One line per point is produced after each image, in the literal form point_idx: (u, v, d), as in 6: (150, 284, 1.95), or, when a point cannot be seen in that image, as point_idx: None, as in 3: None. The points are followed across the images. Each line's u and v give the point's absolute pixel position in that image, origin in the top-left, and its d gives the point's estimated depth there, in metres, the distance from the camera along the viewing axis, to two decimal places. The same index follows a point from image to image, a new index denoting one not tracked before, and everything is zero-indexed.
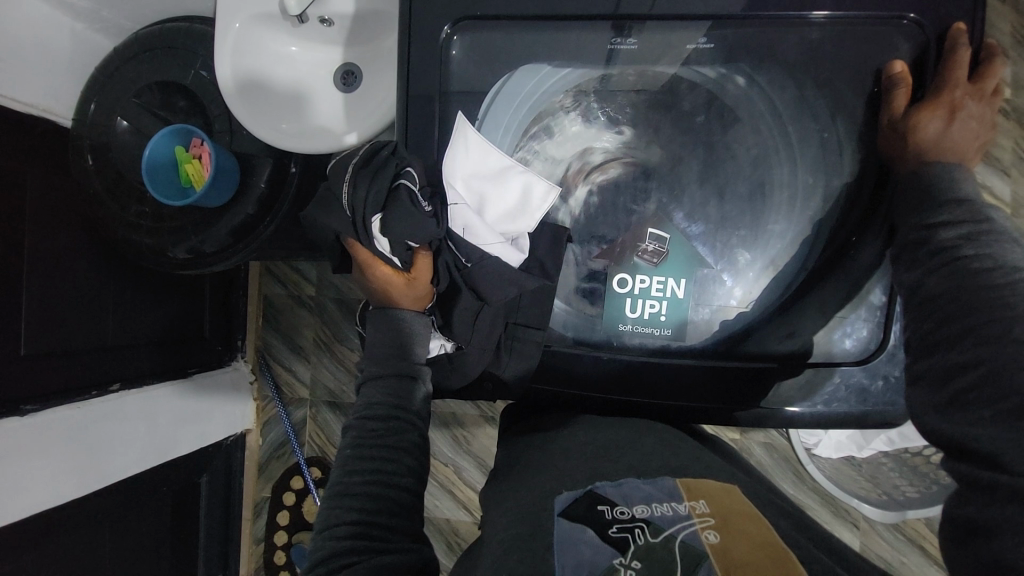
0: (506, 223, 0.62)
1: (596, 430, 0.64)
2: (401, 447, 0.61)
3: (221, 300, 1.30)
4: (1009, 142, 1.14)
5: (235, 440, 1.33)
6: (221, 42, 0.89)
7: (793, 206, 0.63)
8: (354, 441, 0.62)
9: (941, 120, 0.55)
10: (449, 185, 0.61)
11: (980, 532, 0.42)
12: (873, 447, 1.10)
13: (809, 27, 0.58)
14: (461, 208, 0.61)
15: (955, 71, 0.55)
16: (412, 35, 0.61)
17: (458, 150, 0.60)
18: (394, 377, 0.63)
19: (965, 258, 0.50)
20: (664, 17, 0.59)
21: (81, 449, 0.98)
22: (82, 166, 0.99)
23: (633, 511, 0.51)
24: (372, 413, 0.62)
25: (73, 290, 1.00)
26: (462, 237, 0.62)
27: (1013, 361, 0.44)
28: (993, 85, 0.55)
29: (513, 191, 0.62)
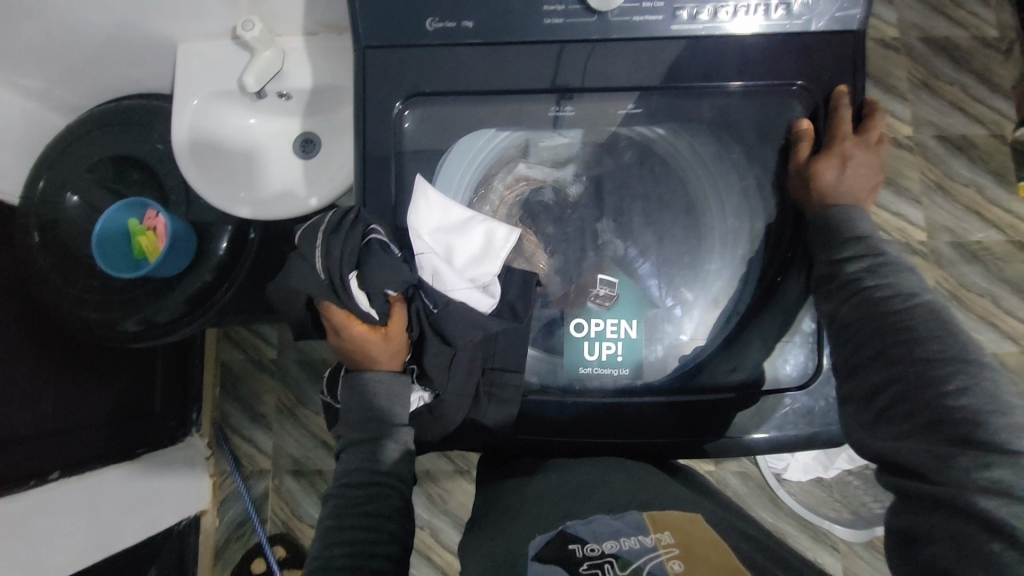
0: (474, 269, 0.63)
1: (566, 472, 0.65)
2: (383, 514, 0.60)
3: (176, 373, 1.25)
4: (917, 172, 1.31)
5: (189, 524, 1.23)
6: (178, 119, 0.91)
7: (725, 248, 0.69)
8: (332, 511, 0.60)
9: (836, 167, 0.62)
10: (416, 240, 0.63)
11: (916, 541, 0.46)
12: (837, 466, 1.17)
13: (722, 96, 0.66)
14: (429, 257, 0.62)
15: (840, 127, 0.63)
16: (368, 110, 0.66)
17: (419, 205, 0.63)
18: (373, 442, 0.62)
19: (870, 287, 0.56)
20: (595, 90, 0.66)
21: (24, 547, 0.89)
22: (26, 243, 0.97)
23: (602, 547, 0.52)
24: (352, 480, 0.61)
25: (12, 374, 0.96)
26: (432, 287, 0.62)
27: (921, 379, 0.50)
28: (877, 135, 0.64)
29: (474, 240, 0.65)
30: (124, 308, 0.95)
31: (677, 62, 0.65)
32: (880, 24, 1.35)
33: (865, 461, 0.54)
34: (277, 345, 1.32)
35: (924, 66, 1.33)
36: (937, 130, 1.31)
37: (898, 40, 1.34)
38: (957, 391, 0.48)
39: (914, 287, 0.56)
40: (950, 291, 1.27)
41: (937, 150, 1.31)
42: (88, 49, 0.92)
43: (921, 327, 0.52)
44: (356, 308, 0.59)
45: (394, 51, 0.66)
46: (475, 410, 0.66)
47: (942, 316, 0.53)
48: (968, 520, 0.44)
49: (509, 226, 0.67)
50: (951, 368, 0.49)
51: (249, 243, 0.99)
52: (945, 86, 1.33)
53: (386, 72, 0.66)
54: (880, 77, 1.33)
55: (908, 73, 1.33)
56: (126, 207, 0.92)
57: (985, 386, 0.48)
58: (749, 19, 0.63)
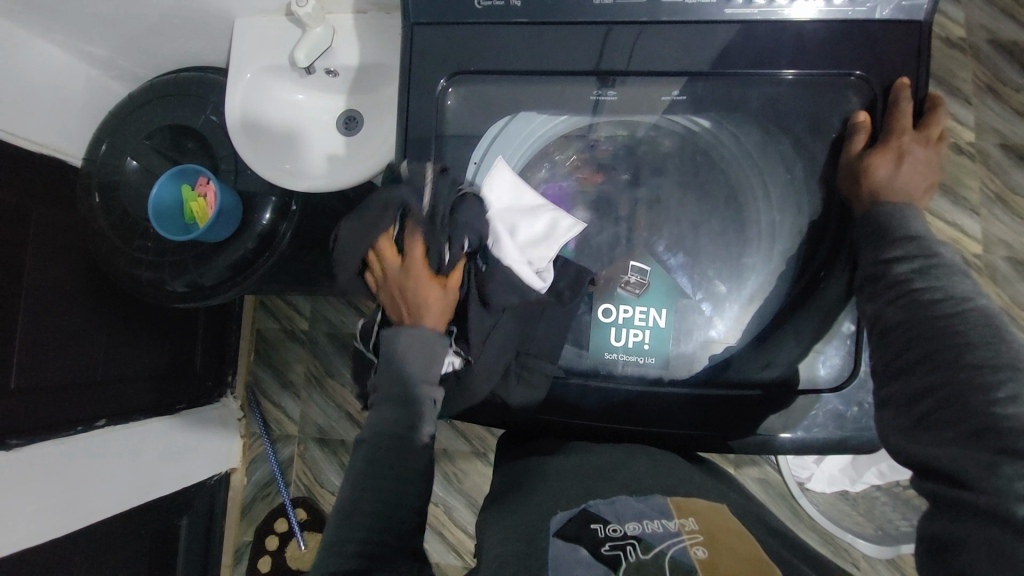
0: (533, 250, 0.65)
1: (587, 458, 0.65)
2: (412, 470, 0.61)
3: (215, 335, 1.33)
4: (976, 182, 1.23)
5: (220, 479, 1.32)
6: (231, 91, 0.95)
7: (766, 244, 0.67)
8: (364, 456, 0.61)
9: (892, 163, 0.59)
10: (486, 207, 0.65)
11: (949, 549, 0.45)
12: (864, 480, 1.13)
13: (778, 84, 0.64)
14: (495, 225, 0.64)
15: (900, 121, 0.60)
16: (411, 86, 0.67)
17: (498, 177, 0.66)
18: (410, 401, 0.62)
19: (919, 290, 0.54)
20: (642, 72, 0.65)
21: (66, 485, 0.98)
22: (88, 203, 1.04)
23: (625, 529, 0.53)
24: (385, 431, 0.61)
25: (67, 326, 1.04)
26: (491, 252, 0.64)
27: (967, 386, 0.48)
28: (938, 133, 0.60)
29: (540, 224, 0.67)
30: (172, 270, 1.01)
31: (727, 48, 0.63)
32: (948, 22, 1.26)
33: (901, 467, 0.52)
34: (309, 317, 1.37)
35: (993, 70, 1.24)
36: (1003, 138, 1.23)
37: (966, 40, 1.26)
38: (1005, 400, 0.46)
39: (968, 291, 0.53)
40: (1004, 310, 1.20)
41: (1000, 160, 1.23)
42: (151, 21, 0.97)
43: (973, 332, 0.50)
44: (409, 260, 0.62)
45: (440, 29, 0.67)
46: (499, 389, 0.67)
47: (996, 325, 0.50)
48: (1003, 528, 0.42)
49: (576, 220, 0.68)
50: (1002, 375, 0.47)
51: (289, 215, 1.02)
52: (1015, 92, 1.24)
53: (430, 49, 0.67)
54: (943, 78, 1.25)
55: (974, 76, 1.25)
56: (173, 176, 0.97)
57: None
58: (808, 4, 0.61)
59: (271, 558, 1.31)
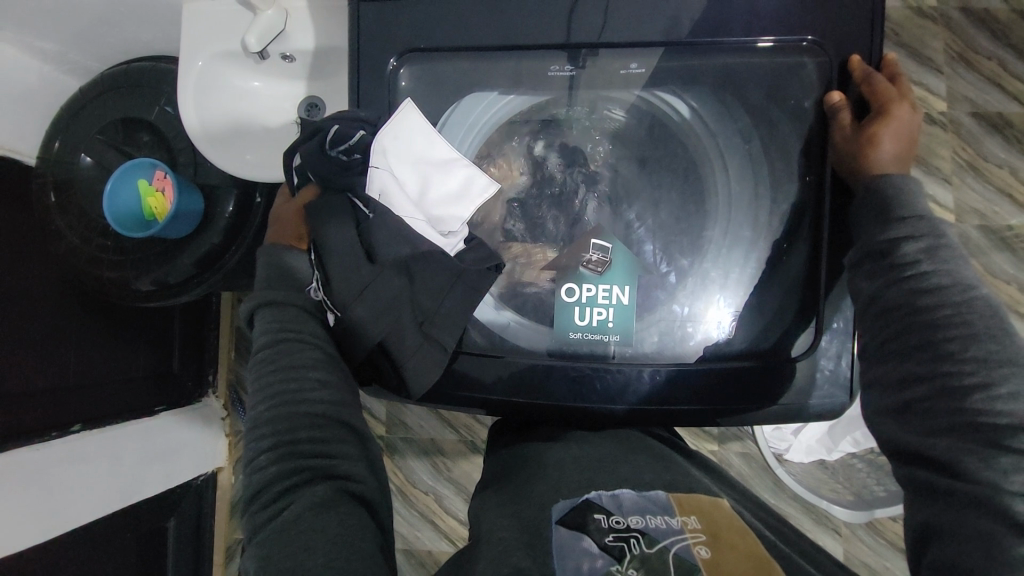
0: (435, 205, 0.66)
1: (587, 447, 0.67)
2: (303, 364, 0.59)
3: (191, 334, 1.31)
4: (949, 151, 1.23)
5: (206, 479, 1.32)
6: (184, 81, 0.91)
7: (727, 216, 0.66)
8: (255, 376, 0.60)
9: (880, 136, 0.59)
10: (380, 156, 0.64)
11: (934, 532, 0.50)
12: (840, 449, 1.16)
13: (737, 54, 0.63)
14: (381, 174, 0.64)
15: (875, 95, 0.60)
16: (362, 67, 0.65)
17: (400, 128, 0.64)
18: (284, 303, 0.63)
19: (925, 274, 0.55)
20: (614, 45, 0.64)
21: (44, 492, 0.96)
22: (44, 203, 1.00)
23: (628, 521, 0.55)
24: (267, 340, 0.61)
25: (36, 331, 1.01)
26: (377, 201, 0.65)
27: (964, 381, 0.51)
28: (910, 101, 0.61)
29: (453, 180, 0.66)
30: (136, 267, 0.98)
31: (683, 24, 0.63)
32: None
33: (888, 452, 0.56)
34: None
35: (962, 38, 1.24)
36: (974, 106, 1.23)
37: (937, 9, 1.25)
38: (1006, 397, 0.50)
39: (971, 278, 0.55)
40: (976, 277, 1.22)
41: (972, 129, 1.23)
42: (97, 10, 0.93)
43: (978, 323, 0.53)
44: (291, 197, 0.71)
45: (391, 7, 0.65)
46: (469, 378, 0.67)
47: (992, 305, 0.54)
48: (994, 520, 0.47)
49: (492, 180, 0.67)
50: (1004, 371, 0.51)
51: (254, 208, 1.01)
52: (985, 60, 1.24)
53: (382, 29, 0.65)
54: (914, 47, 1.25)
55: (945, 44, 1.25)
56: (123, 176, 0.91)
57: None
58: None
59: None
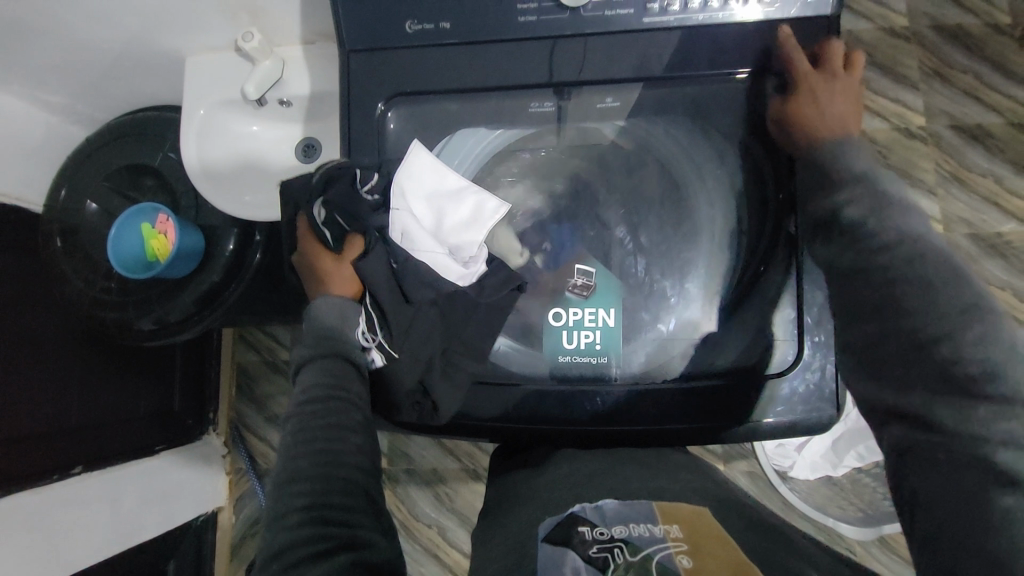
0: (452, 237, 0.68)
1: (577, 461, 0.68)
2: (346, 427, 0.59)
3: (191, 371, 1.32)
4: (931, 163, 1.27)
5: (207, 519, 1.32)
6: (185, 128, 0.95)
7: (694, 241, 0.71)
8: (294, 430, 0.59)
9: (809, 105, 0.62)
10: (397, 197, 0.66)
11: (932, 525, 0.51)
12: (846, 464, 1.14)
13: (704, 84, 0.67)
14: (402, 214, 0.67)
15: (800, 64, 0.63)
16: (351, 109, 0.68)
17: (411, 166, 0.67)
18: (333, 358, 0.63)
19: (874, 228, 0.56)
20: (598, 82, 0.67)
21: (44, 536, 0.95)
22: (50, 249, 1.03)
23: (611, 532, 0.56)
24: (312, 396, 0.61)
25: (40, 374, 1.03)
26: (400, 244, 0.67)
27: (930, 333, 0.52)
28: (836, 63, 0.63)
29: (465, 207, 0.68)
30: (138, 308, 1.01)
31: (650, 57, 0.66)
32: (888, 13, 1.32)
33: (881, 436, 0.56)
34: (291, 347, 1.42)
35: (935, 55, 1.30)
36: (952, 118, 1.28)
37: (909, 29, 1.31)
38: None
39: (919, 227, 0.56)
40: None
41: (952, 140, 1.27)
42: (105, 65, 0.99)
43: None
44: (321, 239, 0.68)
45: (376, 54, 0.68)
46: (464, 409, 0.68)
47: (946, 257, 0.54)
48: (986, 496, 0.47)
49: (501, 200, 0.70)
50: None
51: (255, 244, 1.04)
52: (960, 75, 1.29)
53: (370, 74, 0.68)
54: (890, 65, 1.31)
55: (919, 62, 1.30)
56: (123, 226, 0.95)
57: (994, 341, 0.50)
58: (747, 9, 0.64)
59: None
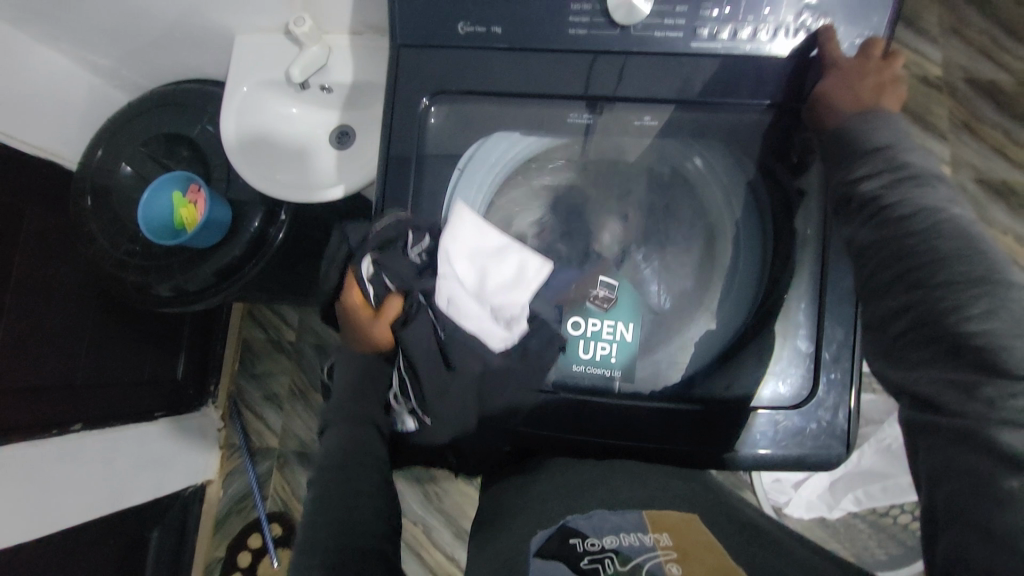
0: (497, 300, 0.67)
1: (568, 473, 0.67)
2: (362, 490, 0.62)
3: (198, 341, 1.34)
4: None
5: (195, 491, 1.32)
6: (226, 103, 0.97)
7: (706, 267, 0.74)
8: (314, 498, 0.62)
9: (846, 94, 0.61)
10: (444, 265, 0.65)
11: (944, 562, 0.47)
12: (842, 507, 1.13)
13: (743, 111, 0.67)
14: (449, 283, 0.65)
15: (832, 57, 0.63)
16: (395, 102, 0.69)
17: (455, 230, 0.65)
18: (355, 424, 0.67)
19: (890, 205, 0.55)
20: (629, 100, 0.68)
21: (35, 489, 0.97)
22: (80, 206, 1.06)
23: (602, 542, 0.53)
24: (331, 460, 0.64)
25: (54, 328, 1.05)
26: (447, 312, 0.66)
27: (939, 304, 0.49)
28: (875, 52, 0.63)
29: (507, 266, 0.68)
30: (158, 274, 1.02)
31: (690, 79, 0.66)
32: (926, 63, 1.40)
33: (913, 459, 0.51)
34: (296, 328, 1.43)
35: (968, 108, 1.38)
36: (978, 172, 1.35)
37: (943, 80, 1.39)
38: None
39: (939, 201, 0.54)
40: None
41: (976, 194, 1.35)
42: (156, 34, 1.01)
43: None
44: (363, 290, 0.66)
45: (425, 51, 0.70)
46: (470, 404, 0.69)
47: (966, 232, 0.51)
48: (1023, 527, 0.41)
49: (543, 258, 0.69)
50: None
51: (279, 222, 1.04)
52: (990, 129, 1.37)
53: (417, 69, 0.70)
54: (923, 115, 1.38)
55: (951, 112, 1.38)
56: (148, 192, 0.96)
57: (1011, 310, 0.47)
58: (788, 41, 0.65)
59: None
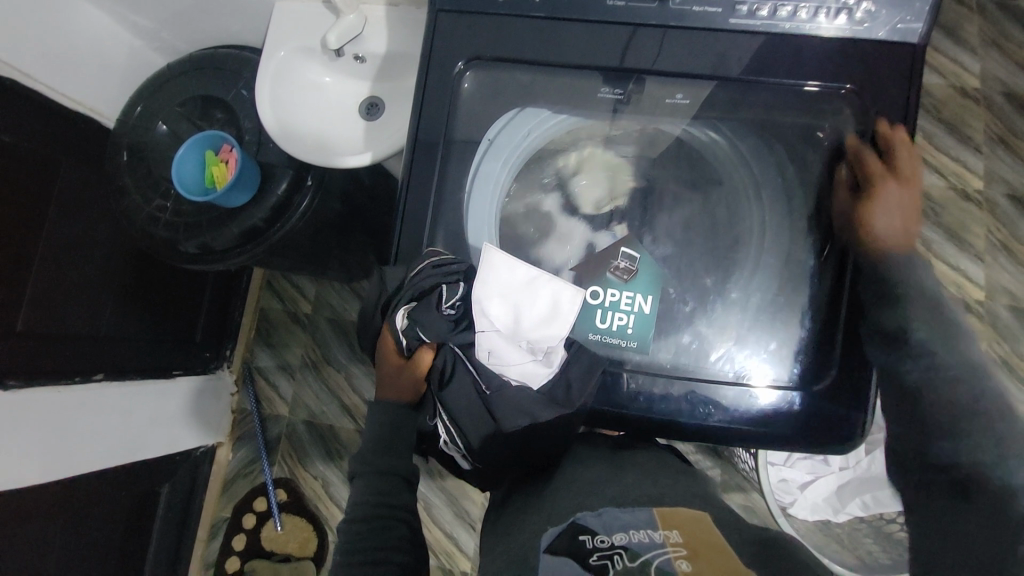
0: (534, 339, 0.66)
1: (582, 468, 0.69)
2: (392, 545, 0.67)
3: (218, 304, 1.37)
4: (983, 228, 1.31)
5: (206, 451, 1.36)
6: (263, 66, 0.99)
7: (743, 249, 0.71)
8: (344, 550, 0.66)
9: (877, 216, 0.65)
10: (481, 315, 0.65)
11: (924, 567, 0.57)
12: (848, 512, 1.11)
13: (777, 91, 0.68)
14: (489, 335, 0.65)
15: (863, 159, 0.67)
16: (431, 67, 0.71)
17: (486, 276, 0.65)
18: (384, 475, 0.69)
19: None
20: (663, 74, 0.69)
21: (56, 432, 1.01)
22: (115, 161, 1.09)
23: (612, 539, 0.55)
24: (361, 514, 0.68)
25: (81, 279, 1.08)
26: (489, 364, 0.66)
27: None
28: (900, 163, 0.65)
29: (541, 302, 0.67)
30: (186, 231, 1.04)
31: (722, 56, 0.67)
32: (965, 73, 1.37)
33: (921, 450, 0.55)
34: (313, 301, 1.46)
35: (1006, 122, 1.34)
36: (1012, 187, 1.32)
37: (980, 91, 1.36)
38: None
39: None
40: (1001, 357, 1.27)
41: (1008, 210, 1.31)
42: None
43: None
44: (395, 335, 0.67)
45: (463, 19, 0.71)
46: (494, 407, 0.66)
47: None
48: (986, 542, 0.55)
49: (575, 288, 0.68)
50: None
51: (304, 189, 1.06)
52: None
53: (452, 35, 0.71)
54: (958, 125, 1.35)
55: (986, 125, 1.35)
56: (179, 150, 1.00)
57: None
58: (827, 24, 0.65)
59: (246, 537, 1.36)
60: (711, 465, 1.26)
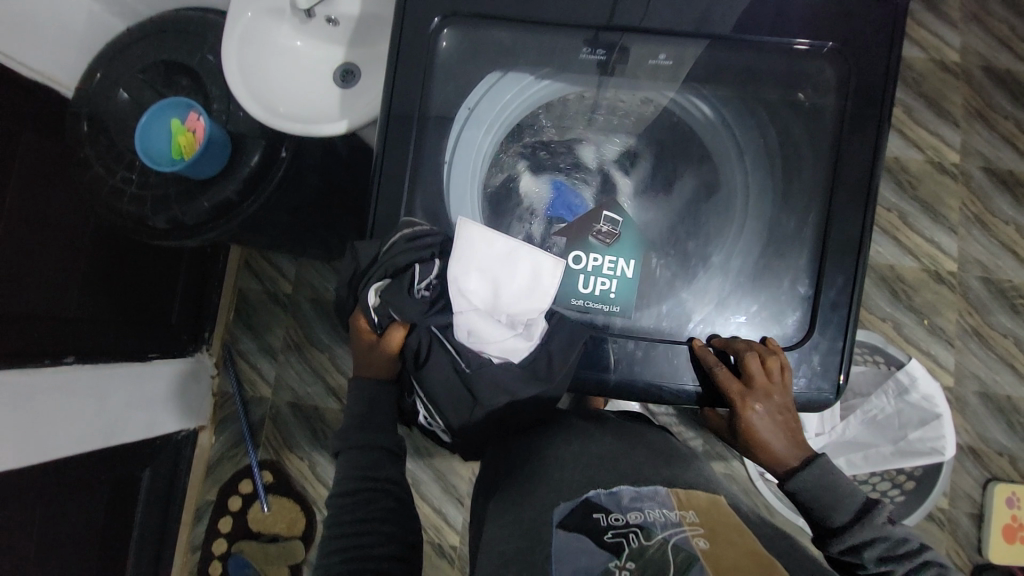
0: (514, 315, 0.63)
1: (584, 443, 0.69)
2: (379, 516, 0.67)
3: (195, 283, 1.33)
4: (958, 202, 1.34)
5: (187, 436, 1.33)
6: (229, 29, 0.94)
7: (725, 216, 0.71)
8: (334, 524, 0.68)
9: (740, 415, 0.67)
10: (456, 291, 0.62)
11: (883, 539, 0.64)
12: None
13: (760, 50, 0.67)
14: (466, 314, 0.62)
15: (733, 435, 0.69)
16: (405, 26, 0.68)
17: (462, 251, 0.62)
18: (365, 448, 0.70)
19: None
20: (651, 30, 0.67)
21: (27, 416, 0.97)
22: (76, 132, 1.03)
23: (627, 518, 0.55)
24: (344, 489, 0.69)
25: (45, 257, 1.03)
26: (469, 342, 0.63)
27: None
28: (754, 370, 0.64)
29: (522, 274, 0.63)
30: (154, 205, 1.00)
31: (705, 15, 0.67)
32: (945, 46, 1.37)
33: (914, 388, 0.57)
34: (293, 280, 1.43)
35: (986, 96, 1.36)
36: (987, 160, 1.35)
37: (960, 64, 1.37)
38: None
39: None
40: (973, 327, 1.31)
41: (983, 183, 1.34)
42: None
43: None
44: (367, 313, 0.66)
45: None
46: (472, 378, 0.65)
47: None
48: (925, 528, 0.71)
49: (556, 260, 0.65)
50: None
51: (279, 161, 1.02)
52: (1003, 118, 1.35)
53: None
54: (937, 99, 1.36)
55: (965, 99, 1.36)
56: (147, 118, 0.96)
57: None
58: None
59: (232, 520, 1.35)
60: (693, 437, 1.26)
